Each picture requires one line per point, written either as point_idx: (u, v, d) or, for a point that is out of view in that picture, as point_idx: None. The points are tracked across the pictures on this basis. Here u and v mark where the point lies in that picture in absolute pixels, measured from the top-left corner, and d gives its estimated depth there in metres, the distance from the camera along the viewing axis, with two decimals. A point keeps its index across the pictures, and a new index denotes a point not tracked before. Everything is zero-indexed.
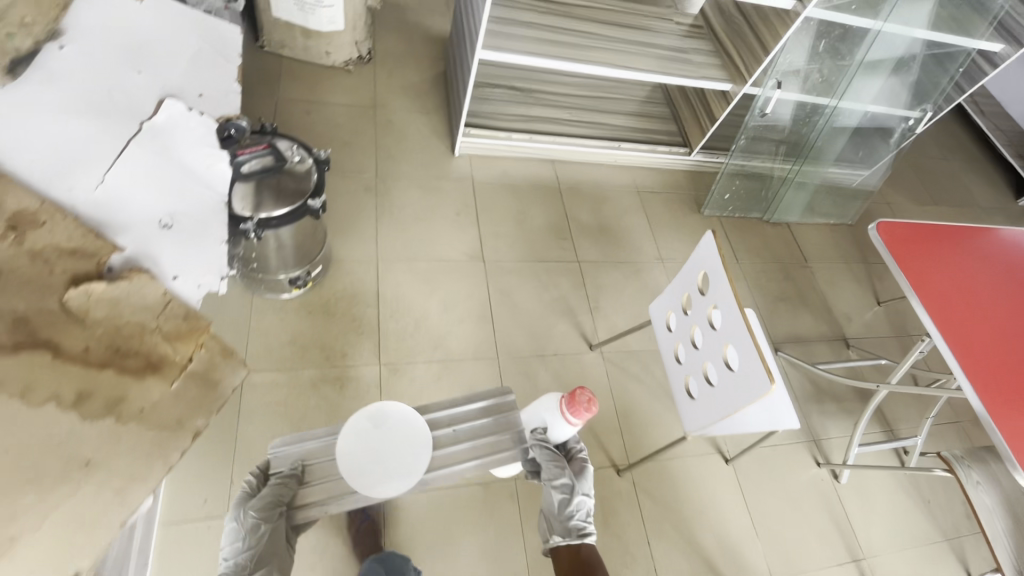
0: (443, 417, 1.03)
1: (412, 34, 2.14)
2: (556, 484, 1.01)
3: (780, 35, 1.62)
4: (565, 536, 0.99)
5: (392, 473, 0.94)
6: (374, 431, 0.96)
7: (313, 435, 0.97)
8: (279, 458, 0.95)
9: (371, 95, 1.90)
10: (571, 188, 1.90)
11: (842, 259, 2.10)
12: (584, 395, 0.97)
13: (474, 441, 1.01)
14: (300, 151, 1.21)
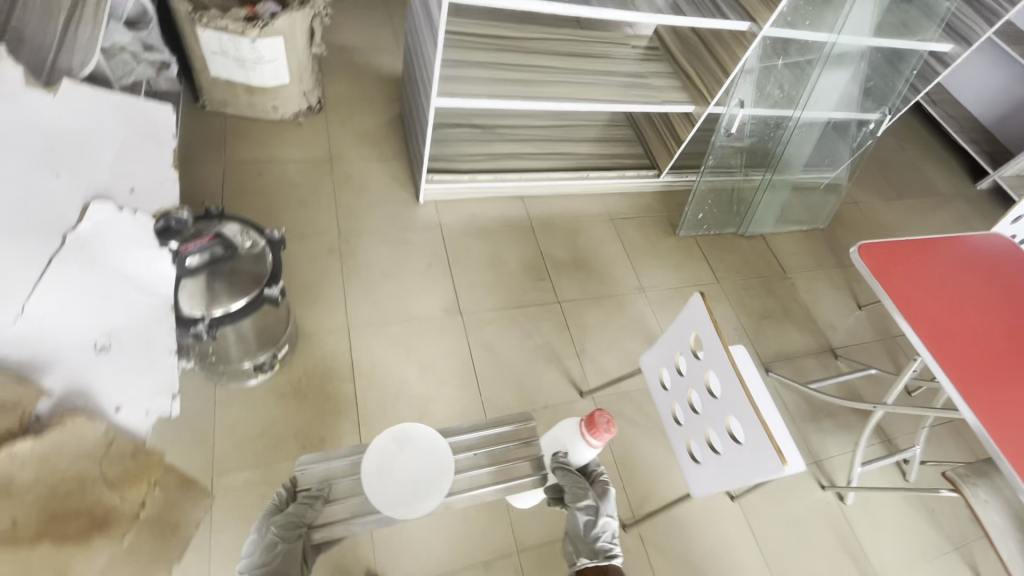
0: (464, 442, 1.05)
1: (363, 76, 2.06)
2: (578, 505, 0.93)
3: (739, 57, 1.59)
4: (592, 557, 0.88)
5: (411, 496, 0.94)
6: (399, 453, 0.96)
7: (339, 454, 0.99)
8: (305, 476, 0.96)
9: (326, 147, 1.81)
10: (543, 224, 1.85)
11: (820, 265, 2.09)
12: (603, 417, 0.96)
13: (500, 463, 1.04)
14: (251, 234, 1.12)
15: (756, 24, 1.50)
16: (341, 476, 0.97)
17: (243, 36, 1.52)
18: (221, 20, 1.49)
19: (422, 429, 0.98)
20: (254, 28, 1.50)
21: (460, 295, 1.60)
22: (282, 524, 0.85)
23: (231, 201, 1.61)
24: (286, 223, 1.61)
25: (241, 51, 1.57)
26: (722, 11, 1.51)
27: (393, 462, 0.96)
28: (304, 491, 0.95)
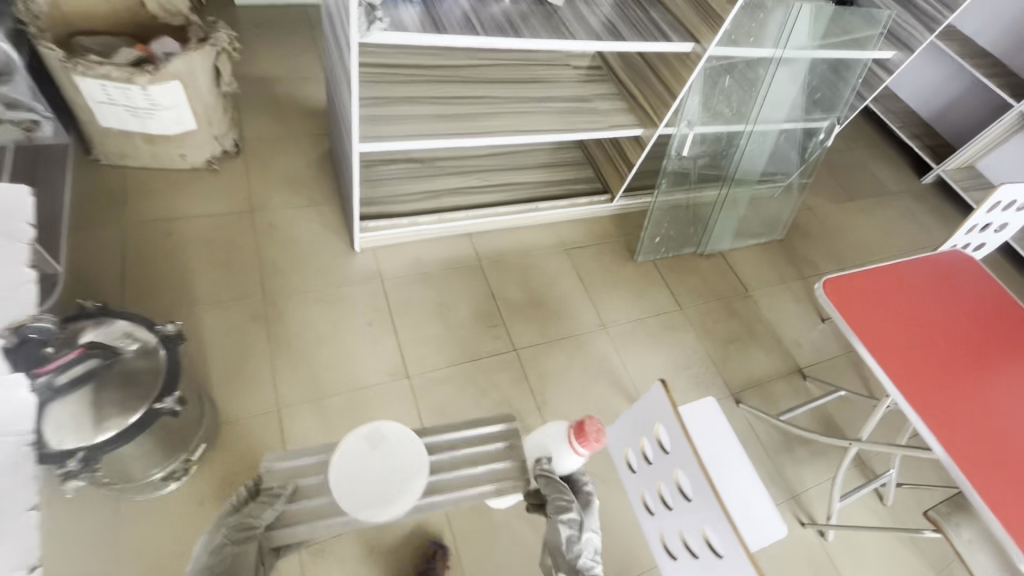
0: (447, 440, 0.81)
1: (286, 111, 1.88)
2: (564, 520, 0.74)
3: (684, 79, 1.49)
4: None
5: (379, 500, 0.69)
6: (370, 452, 0.72)
7: (307, 450, 0.76)
8: (264, 475, 0.73)
9: (246, 196, 1.63)
10: (493, 262, 1.72)
11: (782, 278, 2.04)
12: (596, 425, 0.77)
13: (495, 467, 0.79)
14: (134, 335, 0.98)
15: (699, 45, 1.41)
16: (309, 476, 0.74)
17: (132, 83, 1.33)
18: (102, 68, 1.30)
19: (399, 425, 0.74)
20: (144, 73, 1.32)
21: (406, 353, 1.46)
22: (232, 524, 0.65)
23: (135, 269, 1.42)
24: (202, 290, 1.43)
25: (132, 99, 1.37)
26: (661, 32, 1.42)
27: (363, 466, 0.71)
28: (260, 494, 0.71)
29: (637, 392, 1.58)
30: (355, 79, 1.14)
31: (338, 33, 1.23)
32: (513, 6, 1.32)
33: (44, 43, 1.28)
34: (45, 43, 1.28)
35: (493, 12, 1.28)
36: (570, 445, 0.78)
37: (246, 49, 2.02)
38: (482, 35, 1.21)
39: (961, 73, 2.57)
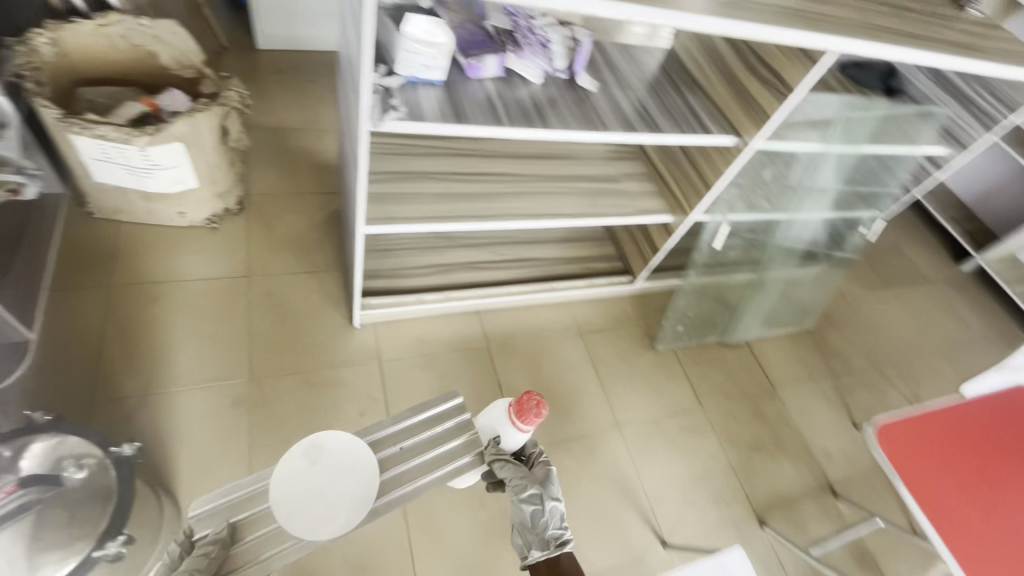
0: (386, 436, 0.85)
1: (297, 165, 1.80)
2: (521, 497, 0.79)
3: (722, 172, 1.36)
4: (543, 550, 0.77)
5: (327, 515, 0.75)
6: (311, 470, 0.77)
7: (236, 486, 0.76)
8: (200, 524, 0.73)
9: (245, 259, 1.53)
10: (502, 346, 1.60)
11: (812, 375, 1.88)
12: (532, 399, 0.82)
13: (439, 449, 0.85)
14: (83, 458, 0.88)
15: (741, 139, 1.30)
16: (244, 513, 0.75)
17: (130, 143, 1.25)
18: (98, 128, 1.21)
19: (336, 437, 0.80)
20: (142, 135, 1.24)
21: None
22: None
23: (116, 340, 1.31)
24: (185, 366, 1.32)
25: (129, 159, 1.29)
26: (699, 122, 1.32)
27: (307, 485, 0.76)
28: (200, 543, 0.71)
29: (650, 506, 1.44)
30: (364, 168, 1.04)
31: (351, 107, 1.14)
32: (542, 89, 1.21)
33: (40, 99, 1.20)
34: (41, 100, 1.21)
35: (519, 95, 1.18)
36: (512, 422, 0.84)
37: (262, 96, 1.96)
38: (507, 125, 1.11)
39: (1007, 159, 2.44)
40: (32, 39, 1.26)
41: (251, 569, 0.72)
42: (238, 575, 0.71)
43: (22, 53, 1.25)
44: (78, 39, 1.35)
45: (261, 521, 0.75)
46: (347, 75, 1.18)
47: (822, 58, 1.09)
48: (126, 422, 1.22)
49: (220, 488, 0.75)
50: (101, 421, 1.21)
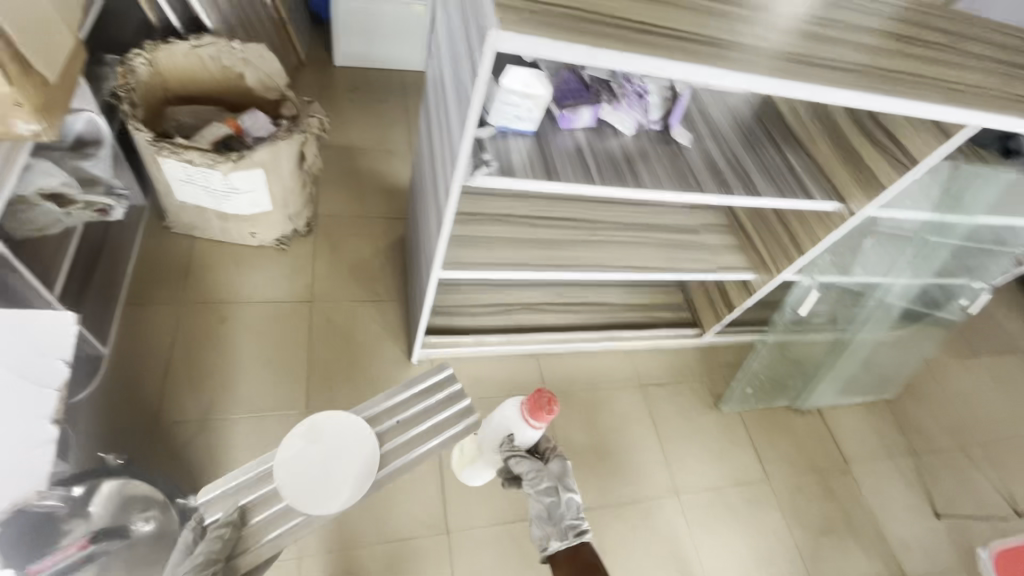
0: (380, 414, 0.99)
1: (365, 187, 1.79)
2: (537, 488, 0.92)
3: (820, 240, 1.26)
4: (562, 539, 0.89)
5: (328, 492, 0.89)
6: (311, 450, 0.92)
7: (243, 472, 0.90)
8: (210, 510, 0.86)
9: (309, 284, 1.53)
10: (559, 394, 1.54)
11: (890, 452, 1.73)
12: (544, 398, 0.86)
13: (427, 421, 0.99)
14: (150, 510, 0.94)
15: (847, 206, 1.19)
16: (251, 497, 0.88)
17: (214, 168, 1.25)
18: (185, 153, 1.22)
19: (332, 418, 0.95)
20: (227, 161, 1.24)
21: (450, 503, 1.30)
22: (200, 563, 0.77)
23: (182, 361, 1.32)
24: (245, 394, 1.31)
25: (211, 183, 1.30)
26: (799, 184, 1.21)
27: (306, 464, 0.91)
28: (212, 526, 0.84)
29: None
30: (449, 221, 1.00)
31: (434, 154, 1.09)
32: (634, 142, 1.14)
33: (135, 122, 1.22)
34: (135, 123, 1.22)
35: (610, 147, 1.11)
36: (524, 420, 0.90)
37: (336, 114, 1.97)
38: (599, 182, 1.05)
39: None
40: (130, 60, 1.29)
41: (257, 548, 0.85)
42: (246, 554, 0.84)
43: (120, 75, 1.24)
44: (173, 58, 1.38)
45: (268, 500, 0.89)
46: (428, 119, 1.14)
47: (958, 133, 0.99)
48: (186, 448, 1.22)
49: (223, 479, 0.88)
50: (164, 444, 1.22)
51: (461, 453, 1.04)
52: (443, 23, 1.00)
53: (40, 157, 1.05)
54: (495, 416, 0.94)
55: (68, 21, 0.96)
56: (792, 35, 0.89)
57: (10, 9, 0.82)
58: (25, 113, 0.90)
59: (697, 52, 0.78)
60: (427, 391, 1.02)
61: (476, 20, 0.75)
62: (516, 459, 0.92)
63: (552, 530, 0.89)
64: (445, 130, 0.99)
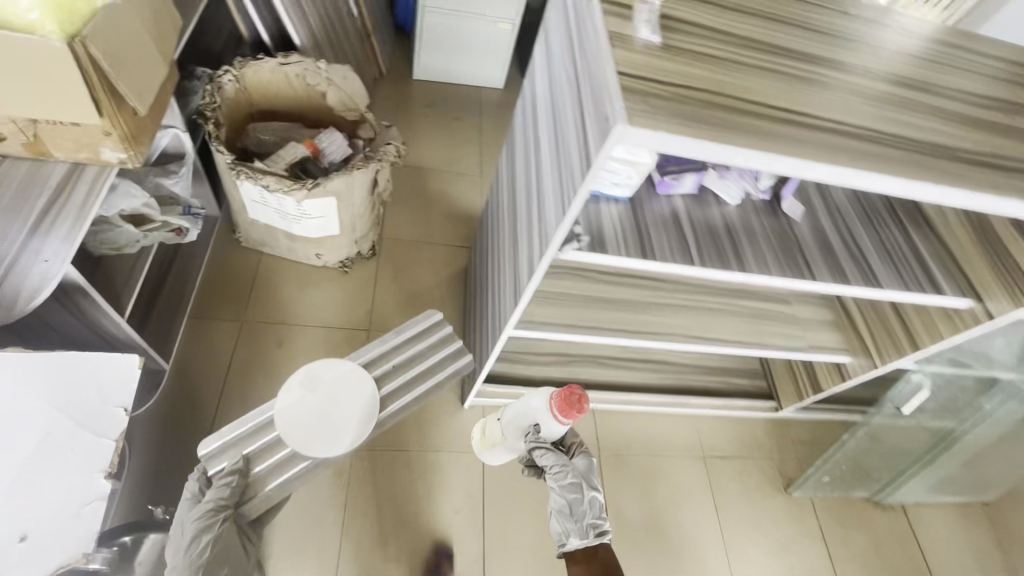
0: (372, 362, 1.07)
1: (432, 211, 1.75)
2: (561, 483, 0.98)
3: (943, 339, 1.10)
4: (582, 537, 0.97)
5: (333, 433, 0.97)
6: (310, 395, 0.99)
7: (240, 424, 0.96)
8: (215, 459, 0.92)
9: (367, 311, 1.49)
10: (614, 457, 1.43)
11: (984, 567, 1.52)
12: (574, 396, 0.88)
13: (419, 366, 1.09)
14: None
15: (983, 305, 1.01)
16: (255, 447, 0.95)
17: (288, 195, 1.23)
18: (262, 178, 1.20)
19: (328, 367, 1.02)
20: (302, 189, 1.21)
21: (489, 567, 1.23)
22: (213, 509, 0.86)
23: (237, 383, 1.31)
24: None
25: (284, 206, 1.27)
26: (927, 276, 1.03)
27: (307, 409, 0.98)
28: (218, 475, 0.91)
29: None
30: (529, 291, 0.91)
31: (517, 211, 1.00)
32: (738, 211, 1.01)
33: (217, 143, 1.21)
34: (218, 144, 1.21)
35: (711, 216, 0.99)
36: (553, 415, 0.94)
37: (410, 130, 1.94)
38: (697, 264, 0.91)
39: None
40: (219, 77, 1.28)
41: (263, 494, 0.93)
42: (252, 500, 0.92)
43: (207, 94, 1.23)
44: (260, 75, 1.37)
45: (271, 448, 0.95)
46: (514, 168, 1.04)
47: None
48: None
49: (226, 431, 0.94)
50: None
51: (483, 435, 1.15)
52: (541, 70, 0.89)
53: (127, 180, 1.05)
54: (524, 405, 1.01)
55: (164, 49, 0.94)
56: (966, 125, 0.74)
57: (111, 48, 0.80)
58: (113, 142, 0.89)
59: (852, 149, 0.65)
60: (415, 338, 1.12)
61: (590, 96, 0.64)
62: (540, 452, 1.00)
63: (572, 526, 0.97)
64: (534, 193, 0.89)
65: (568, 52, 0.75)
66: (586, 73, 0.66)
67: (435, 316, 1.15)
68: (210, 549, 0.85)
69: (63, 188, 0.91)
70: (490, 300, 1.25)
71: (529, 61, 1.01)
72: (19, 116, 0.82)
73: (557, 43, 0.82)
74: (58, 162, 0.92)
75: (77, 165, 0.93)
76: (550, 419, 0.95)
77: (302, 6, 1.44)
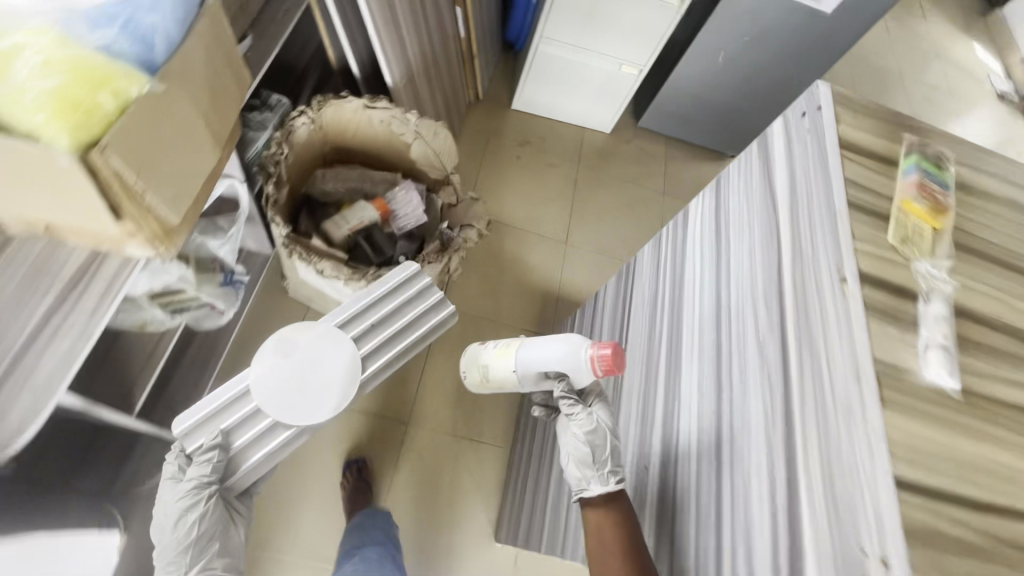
0: (354, 313, 0.85)
1: (502, 281, 1.54)
2: (586, 431, 0.68)
3: None
4: (602, 482, 0.66)
5: (316, 400, 0.78)
6: (283, 363, 0.79)
7: (210, 400, 0.76)
8: (190, 436, 0.75)
9: (410, 400, 1.33)
10: None
11: None
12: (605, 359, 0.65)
13: (409, 319, 0.87)
14: None
15: None
16: (226, 421, 0.76)
17: (343, 283, 1.04)
18: (316, 262, 1.01)
19: (306, 330, 0.82)
20: (361, 281, 1.02)
21: None
22: (196, 485, 0.73)
23: None
24: (303, 530, 1.18)
25: (336, 288, 1.08)
26: None
27: (279, 378, 0.78)
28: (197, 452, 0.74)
29: None
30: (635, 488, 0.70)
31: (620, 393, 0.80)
32: None
33: (273, 211, 1.02)
34: (274, 211, 1.02)
35: None
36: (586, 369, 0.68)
37: (496, 176, 1.72)
38: None
39: None
40: (292, 120, 1.09)
41: (247, 470, 0.76)
42: (241, 476, 0.76)
43: (274, 143, 1.04)
44: (339, 115, 1.17)
45: (251, 419, 0.77)
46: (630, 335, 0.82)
47: None
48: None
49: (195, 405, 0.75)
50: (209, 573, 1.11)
51: (484, 376, 0.79)
52: (704, 255, 0.65)
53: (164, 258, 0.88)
54: (547, 346, 0.71)
55: (221, 125, 0.75)
56: None
57: (151, 139, 0.61)
58: (138, 244, 0.69)
59: None
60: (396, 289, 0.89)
61: (822, 467, 0.43)
62: (575, 423, 0.69)
63: (594, 471, 0.66)
64: (653, 413, 0.67)
65: (769, 307, 0.51)
66: (817, 414, 0.44)
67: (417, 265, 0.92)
68: (203, 524, 0.75)
69: (77, 283, 0.73)
70: (551, 472, 1.01)
71: (679, 211, 0.76)
72: (30, 217, 0.66)
73: (739, 250, 0.58)
74: (76, 248, 0.74)
75: (97, 255, 0.74)
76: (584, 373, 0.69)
77: (403, 41, 1.22)
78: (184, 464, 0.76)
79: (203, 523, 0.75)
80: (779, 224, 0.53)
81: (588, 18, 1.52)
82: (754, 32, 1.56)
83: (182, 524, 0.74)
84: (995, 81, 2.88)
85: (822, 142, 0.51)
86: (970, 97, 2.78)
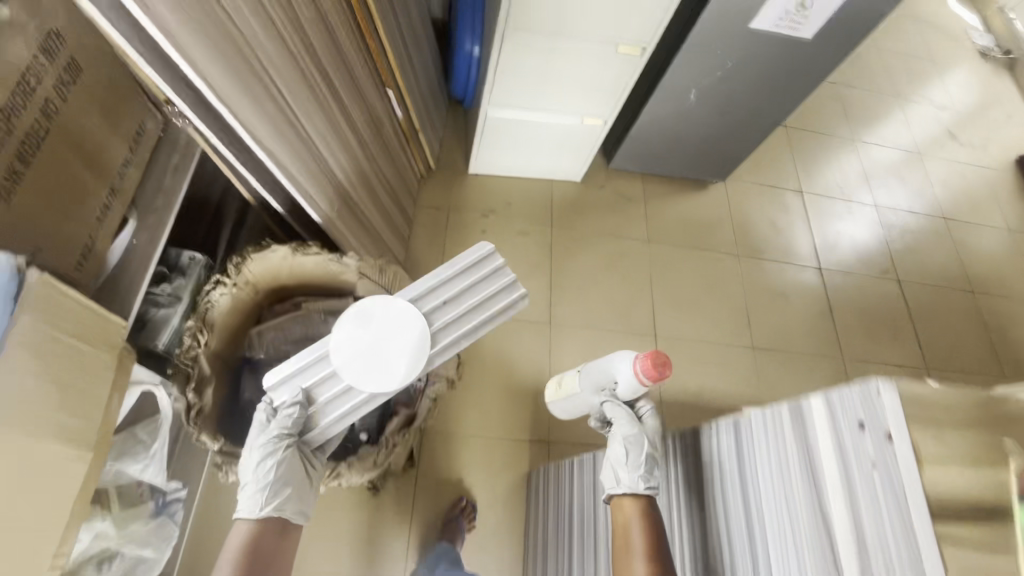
0: (430, 290, 0.84)
1: (487, 387, 1.39)
2: (630, 433, 0.77)
3: None
4: (632, 485, 0.72)
5: (390, 368, 0.79)
6: (363, 331, 0.80)
7: (300, 356, 0.81)
8: (276, 390, 0.79)
9: (401, 551, 1.21)
10: None
11: None
12: (658, 360, 0.78)
13: (481, 301, 0.85)
14: None
15: None
16: (313, 378, 0.80)
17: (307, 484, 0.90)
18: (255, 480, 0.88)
19: (384, 300, 0.82)
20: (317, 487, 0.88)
21: None
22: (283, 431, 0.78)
23: None
24: None
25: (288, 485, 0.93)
26: None
27: (358, 343, 0.80)
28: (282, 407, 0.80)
29: None
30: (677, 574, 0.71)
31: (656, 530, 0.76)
32: None
33: (195, 431, 0.88)
34: (196, 431, 0.88)
35: None
36: (635, 378, 0.83)
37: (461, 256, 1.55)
38: None
39: None
40: (206, 294, 0.91)
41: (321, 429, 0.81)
42: (313, 433, 0.81)
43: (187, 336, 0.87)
44: (266, 267, 0.99)
45: (332, 379, 0.80)
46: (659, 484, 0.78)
47: None
48: None
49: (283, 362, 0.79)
50: None
51: (558, 385, 1.06)
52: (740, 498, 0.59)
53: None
54: (606, 360, 0.91)
55: (91, 407, 0.63)
56: None
57: None
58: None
59: None
60: (475, 267, 0.87)
61: None
62: (609, 403, 0.85)
63: (625, 475, 0.72)
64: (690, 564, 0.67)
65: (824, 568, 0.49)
66: None
67: (490, 247, 0.88)
68: (280, 474, 0.80)
69: None
70: None
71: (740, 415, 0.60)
72: None
73: (785, 495, 0.54)
74: None
75: None
76: (631, 382, 0.83)
77: (325, 160, 1.03)
78: (270, 416, 0.80)
79: (280, 473, 0.80)
80: (839, 518, 0.48)
81: (537, 79, 1.34)
82: (725, 66, 1.38)
83: (259, 472, 0.79)
84: (975, 36, 2.65)
85: (906, 507, 0.42)
86: (952, 58, 2.57)
